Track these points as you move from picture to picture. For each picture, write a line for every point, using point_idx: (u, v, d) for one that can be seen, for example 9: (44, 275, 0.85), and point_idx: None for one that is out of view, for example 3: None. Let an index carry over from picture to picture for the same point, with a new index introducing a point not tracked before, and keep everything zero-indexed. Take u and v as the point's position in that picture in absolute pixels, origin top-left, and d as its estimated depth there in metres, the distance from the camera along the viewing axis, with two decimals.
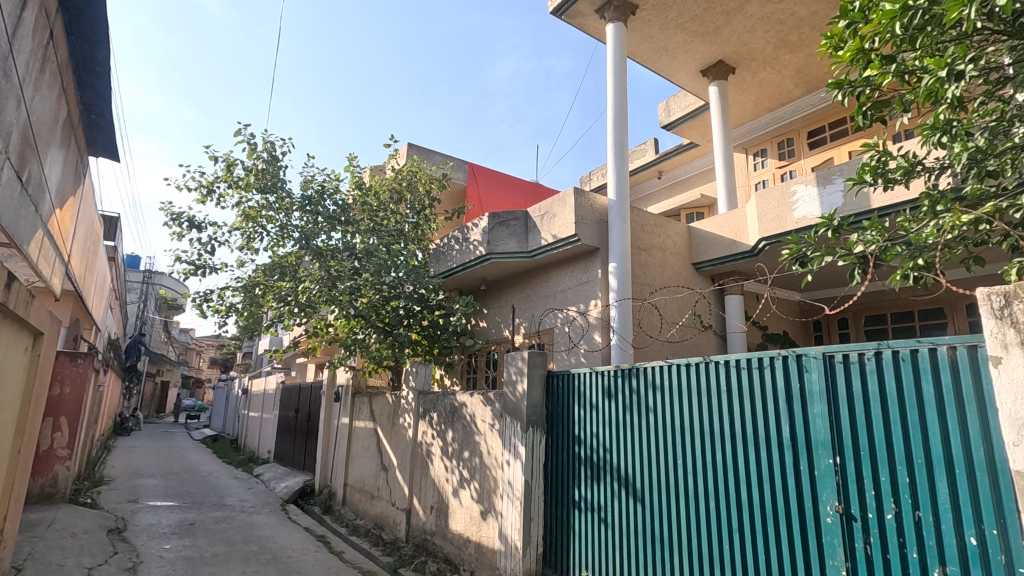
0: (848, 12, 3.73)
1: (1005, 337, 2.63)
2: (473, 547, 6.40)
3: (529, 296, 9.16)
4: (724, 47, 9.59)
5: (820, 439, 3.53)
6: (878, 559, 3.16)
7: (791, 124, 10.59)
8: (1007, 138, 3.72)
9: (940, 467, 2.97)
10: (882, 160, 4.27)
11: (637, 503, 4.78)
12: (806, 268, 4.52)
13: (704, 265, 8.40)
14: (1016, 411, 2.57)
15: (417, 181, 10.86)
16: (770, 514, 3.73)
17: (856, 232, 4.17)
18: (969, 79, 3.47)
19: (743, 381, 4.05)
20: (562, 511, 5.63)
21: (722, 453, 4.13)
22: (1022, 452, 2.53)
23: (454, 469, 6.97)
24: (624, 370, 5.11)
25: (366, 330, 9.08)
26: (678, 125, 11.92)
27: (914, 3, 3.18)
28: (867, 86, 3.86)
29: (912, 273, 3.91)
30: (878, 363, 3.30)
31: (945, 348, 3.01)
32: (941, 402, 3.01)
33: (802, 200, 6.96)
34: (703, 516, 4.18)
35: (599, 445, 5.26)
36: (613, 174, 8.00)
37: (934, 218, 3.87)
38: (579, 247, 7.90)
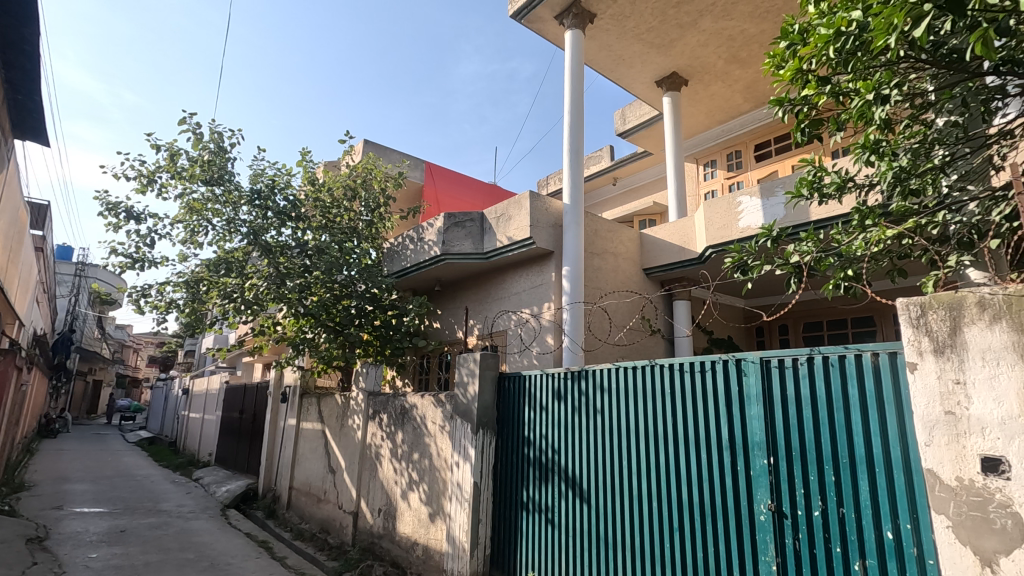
0: (788, 34, 3.92)
1: (920, 345, 2.83)
2: (421, 549, 6.34)
3: (484, 298, 9.16)
4: (678, 59, 9.88)
5: (756, 440, 3.69)
6: (806, 554, 3.32)
7: (738, 136, 11.02)
8: (928, 159, 4.03)
9: (862, 467, 3.16)
10: (818, 175, 4.53)
11: (584, 504, 4.85)
12: (747, 275, 4.73)
13: (655, 271, 8.62)
14: (929, 414, 2.76)
15: (373, 178, 10.67)
16: (709, 512, 3.87)
17: (793, 243, 4.38)
18: (894, 103, 3.74)
19: (687, 384, 4.18)
20: (511, 512, 5.66)
21: (665, 454, 4.25)
22: (933, 451, 2.72)
23: (404, 471, 6.90)
24: (574, 372, 5.19)
25: (316, 330, 8.90)
26: (632, 134, 12.19)
27: (846, 29, 3.38)
28: (805, 104, 4.07)
29: (843, 284, 4.13)
30: (809, 368, 3.47)
31: (869, 355, 3.20)
32: (864, 405, 3.20)
33: (747, 210, 7.25)
34: (646, 516, 4.30)
35: (548, 446, 5.32)
36: (568, 179, 8.10)
37: (863, 232, 4.10)
38: (533, 250, 7.97)
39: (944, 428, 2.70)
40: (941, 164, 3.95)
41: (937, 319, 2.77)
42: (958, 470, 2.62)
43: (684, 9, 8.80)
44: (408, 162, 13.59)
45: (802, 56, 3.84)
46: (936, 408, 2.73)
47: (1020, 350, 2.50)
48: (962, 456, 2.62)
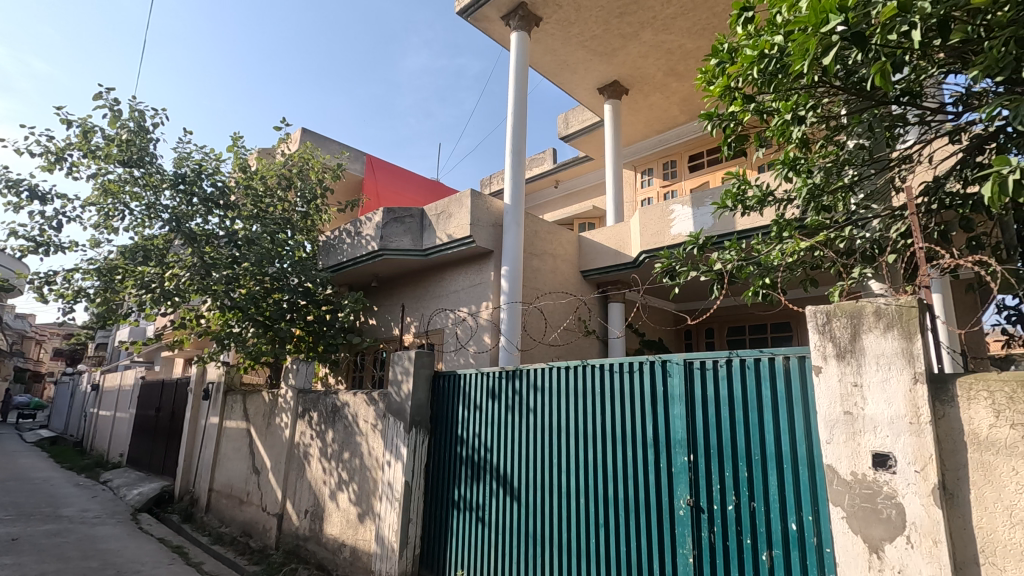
0: (718, 52, 4.13)
1: (825, 349, 3.06)
2: (348, 551, 6.20)
3: (422, 295, 9.07)
4: (619, 68, 10.15)
5: (678, 438, 3.86)
6: (719, 546, 3.51)
7: (674, 147, 11.47)
8: (839, 178, 4.35)
9: (772, 463, 3.37)
10: (741, 188, 4.81)
11: (514, 502, 4.90)
12: (675, 281, 4.94)
13: (591, 273, 8.83)
14: (831, 413, 2.98)
15: (309, 169, 10.31)
16: (633, 507, 4.01)
17: (718, 251, 4.62)
18: (810, 123, 4.01)
19: (616, 384, 4.31)
20: (441, 511, 5.64)
21: (594, 452, 4.36)
22: (833, 448, 2.94)
23: (332, 471, 6.72)
24: (509, 372, 5.22)
25: (243, 324, 8.53)
26: (574, 138, 12.42)
27: (769, 52, 3.58)
28: (732, 120, 4.30)
29: (761, 291, 4.38)
30: (728, 370, 3.66)
31: (781, 358, 3.42)
32: (775, 405, 3.41)
33: (678, 218, 7.56)
34: (574, 512, 4.40)
35: (481, 445, 5.34)
36: (510, 179, 8.14)
37: (780, 243, 4.39)
38: (473, 249, 7.96)
39: (843, 427, 2.92)
40: (850, 183, 4.27)
41: (840, 326, 3.01)
42: (854, 465, 2.85)
43: (627, 20, 9.05)
44: (347, 154, 13.23)
45: (729, 73, 4.07)
46: (837, 407, 2.95)
47: (908, 356, 2.75)
48: (857, 453, 2.85)
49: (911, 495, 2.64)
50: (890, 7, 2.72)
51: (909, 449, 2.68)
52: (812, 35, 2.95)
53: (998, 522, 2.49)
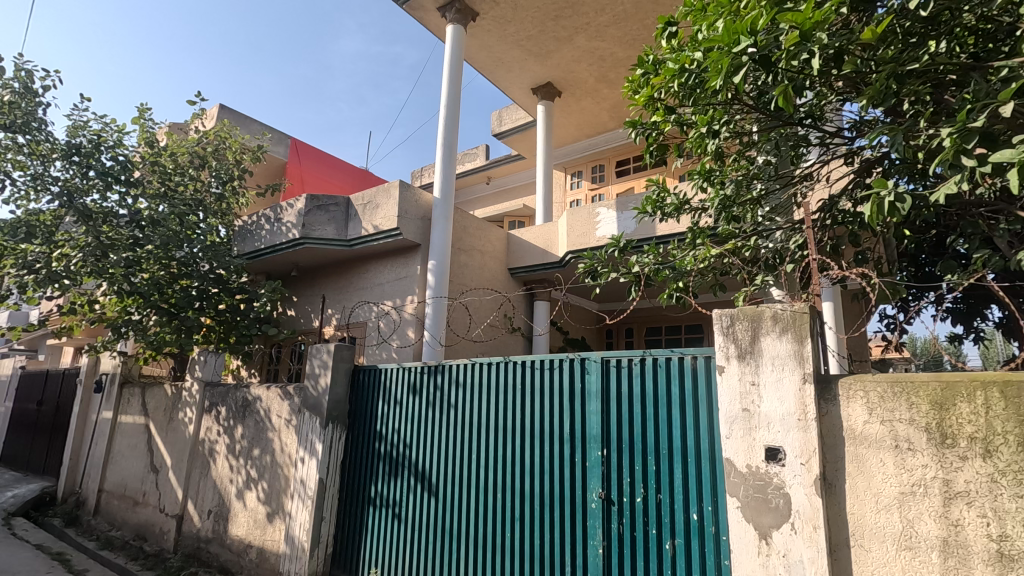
0: (644, 63, 4.29)
1: (728, 350, 3.26)
2: (254, 552, 5.91)
3: (345, 286, 8.79)
4: (553, 70, 10.29)
5: (593, 434, 3.98)
6: (627, 536, 3.66)
7: (603, 152, 11.81)
8: (748, 191, 4.67)
9: (678, 457, 3.55)
10: (660, 196, 5.05)
11: (432, 498, 4.87)
12: (596, 281, 5.10)
13: (518, 271, 8.92)
14: (731, 410, 3.18)
15: (226, 148, 9.68)
16: (548, 501, 4.10)
17: (637, 254, 4.82)
18: (723, 138, 4.27)
19: (536, 380, 4.38)
20: (356, 509, 5.50)
21: (512, 448, 4.42)
22: (733, 442, 3.14)
23: (240, 469, 6.37)
24: (431, 367, 5.16)
25: (144, 311, 7.90)
26: (507, 136, 12.46)
27: (689, 67, 3.77)
28: (654, 129, 4.49)
29: (675, 294, 4.61)
30: (641, 368, 3.83)
31: (690, 358, 3.62)
32: (683, 402, 3.60)
33: (604, 221, 7.80)
34: (491, 506, 4.44)
35: (400, 441, 5.25)
36: (440, 172, 8.04)
37: (693, 249, 4.64)
38: (399, 241, 7.81)
39: (741, 422, 3.13)
40: (758, 196, 4.59)
41: (742, 329, 3.22)
42: (749, 458, 3.06)
43: (562, 23, 9.21)
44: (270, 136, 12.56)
45: (653, 84, 4.24)
46: (736, 405, 3.16)
47: (799, 358, 2.99)
48: (752, 447, 3.06)
49: (797, 485, 2.88)
50: (794, 35, 2.95)
51: (797, 444, 2.92)
52: (725, 53, 3.14)
53: (867, 509, 2.77)
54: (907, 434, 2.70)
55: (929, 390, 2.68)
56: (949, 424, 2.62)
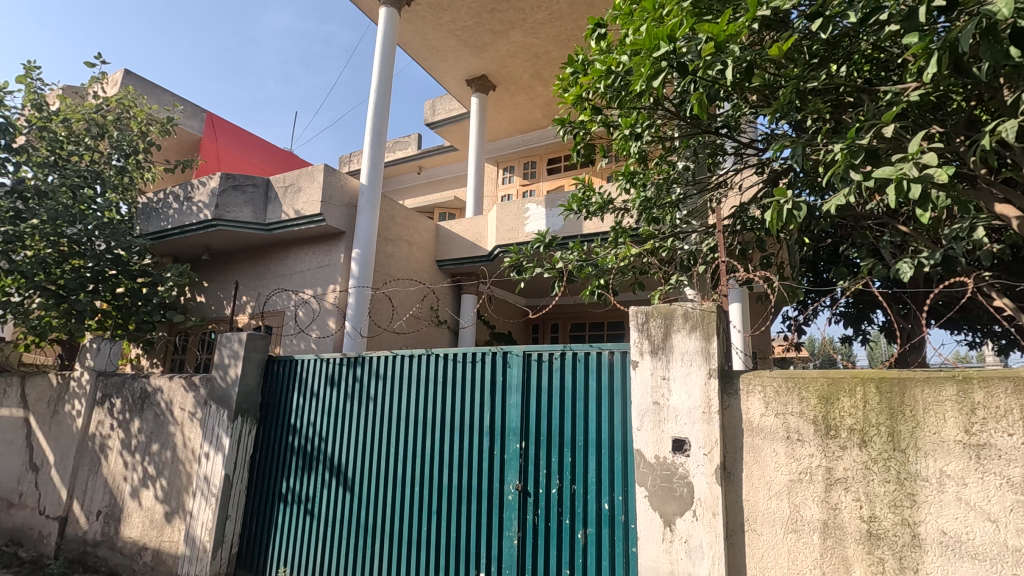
0: (574, 63, 4.37)
1: (642, 346, 3.38)
2: (149, 554, 5.50)
3: (261, 272, 8.35)
4: (488, 63, 10.24)
5: (512, 426, 4.01)
6: (542, 527, 3.73)
7: (536, 149, 11.91)
8: (668, 195, 4.87)
9: (593, 449, 3.65)
10: (586, 194, 5.19)
11: (347, 493, 4.73)
12: (521, 276, 5.15)
13: (447, 263, 8.83)
14: (642, 403, 3.30)
15: (130, 118, 8.86)
16: (465, 493, 4.10)
17: (561, 251, 4.91)
18: (645, 142, 4.43)
19: (458, 373, 4.36)
20: (265, 506, 5.24)
21: (431, 441, 4.37)
22: (643, 434, 3.25)
23: (135, 466, 5.90)
24: (350, 359, 5.00)
25: (27, 292, 7.12)
26: (440, 126, 12.29)
27: (615, 69, 3.88)
28: (581, 129, 4.59)
29: (597, 291, 4.73)
30: (561, 362, 3.89)
31: (607, 353, 3.72)
32: (599, 395, 3.70)
33: (532, 217, 7.87)
34: (408, 500, 4.37)
35: (315, 434, 5.06)
36: (368, 158, 7.78)
37: (615, 248, 4.79)
38: (322, 228, 7.50)
39: (651, 415, 3.26)
40: (676, 200, 4.81)
41: (655, 326, 3.35)
42: (657, 449, 3.19)
43: (498, 17, 9.18)
44: (182, 107, 11.67)
45: (582, 84, 4.32)
46: (647, 398, 3.28)
47: (705, 354, 3.16)
48: (661, 438, 3.20)
49: (699, 474, 3.04)
50: (710, 45, 3.10)
51: (701, 436, 3.08)
52: (646, 57, 3.24)
53: (760, 495, 2.96)
54: (797, 427, 2.93)
55: (817, 385, 2.92)
56: (833, 416, 2.86)
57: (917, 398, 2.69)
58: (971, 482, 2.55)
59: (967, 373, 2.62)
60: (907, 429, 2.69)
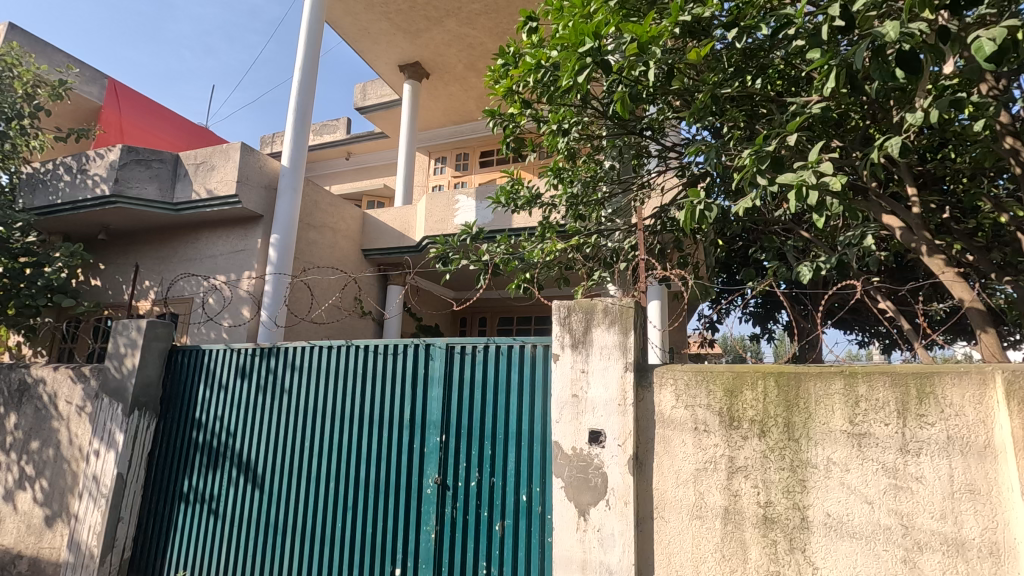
0: (505, 54, 4.36)
1: (563, 339, 3.41)
2: (25, 563, 4.97)
3: (167, 256, 7.74)
4: (422, 51, 10.02)
5: (433, 419, 3.94)
6: (460, 520, 3.70)
7: (468, 141, 11.82)
8: (594, 192, 4.97)
9: (513, 441, 3.66)
10: (515, 188, 5.20)
11: (255, 491, 4.47)
12: (447, 268, 5.09)
13: (373, 253, 8.58)
14: (561, 395, 3.33)
15: (14, 78, 7.89)
16: (383, 487, 4.00)
17: (488, 244, 4.90)
18: (573, 138, 4.50)
19: (379, 365, 4.23)
20: (163, 507, 4.86)
21: (348, 436, 4.22)
22: (562, 426, 3.29)
23: (11, 465, 5.31)
24: (263, 349, 4.73)
25: None
26: (370, 111, 11.90)
27: (545, 63, 3.92)
28: (511, 121, 4.59)
29: (523, 285, 4.76)
30: (485, 355, 3.87)
31: (530, 346, 3.74)
32: (520, 387, 3.72)
33: (462, 209, 7.81)
34: (322, 496, 4.20)
35: (222, 429, 4.75)
36: (290, 139, 7.38)
37: (541, 243, 4.83)
38: (237, 210, 7.06)
39: (570, 408, 3.30)
40: (602, 198, 4.91)
41: (577, 320, 3.40)
42: (575, 441, 3.24)
43: (432, 3, 9.00)
44: (79, 71, 10.59)
45: (513, 76, 4.30)
46: (566, 390, 3.32)
47: (622, 348, 3.25)
48: (578, 430, 3.25)
49: (613, 465, 3.13)
50: (633, 46, 3.19)
51: (616, 427, 3.17)
52: (572, 52, 3.29)
53: (669, 484, 3.09)
54: (704, 418, 3.07)
55: (724, 378, 3.07)
56: (736, 408, 3.03)
57: (810, 391, 2.90)
58: (853, 468, 2.78)
59: (853, 368, 2.85)
60: (801, 420, 2.89)
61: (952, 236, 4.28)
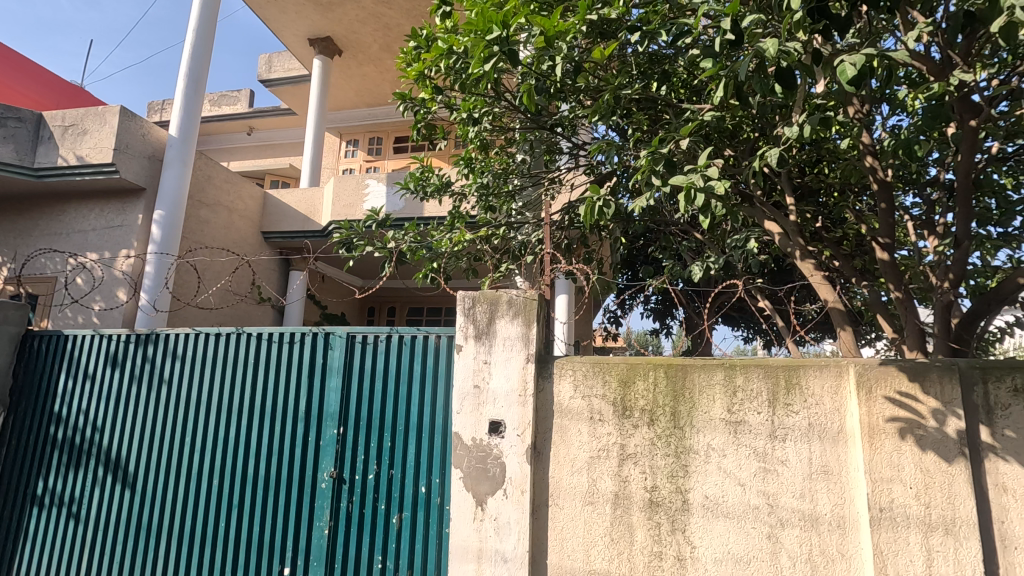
0: (417, 37, 4.25)
1: (467, 330, 3.37)
2: None
3: (26, 229, 6.82)
4: (334, 26, 9.54)
5: (330, 411, 3.78)
6: (356, 514, 3.58)
7: (382, 125, 11.45)
8: (505, 184, 4.99)
9: (414, 433, 3.59)
10: (424, 175, 5.10)
11: (125, 491, 4.06)
12: (351, 254, 4.90)
13: (274, 236, 8.08)
14: (463, 387, 3.31)
15: None
16: (273, 483, 3.78)
17: (395, 231, 4.78)
18: (484, 128, 4.48)
19: (273, 354, 3.99)
20: (10, 512, 4.28)
21: (235, 430, 3.94)
22: (463, 417, 3.26)
23: None
24: (138, 336, 4.29)
25: None
26: (276, 85, 11.17)
27: (457, 49, 3.88)
28: (422, 106, 4.49)
29: (430, 275, 4.67)
30: (387, 345, 3.77)
31: (434, 337, 3.69)
32: (422, 378, 3.65)
33: (372, 194, 7.57)
34: (203, 494, 3.90)
35: (87, 423, 4.26)
36: (181, 107, 6.73)
37: (450, 232, 4.79)
38: (114, 181, 6.36)
39: (471, 398, 3.28)
40: (511, 191, 4.94)
41: (481, 311, 3.38)
42: (475, 431, 3.24)
43: None
44: None
45: (425, 60, 4.20)
46: (468, 382, 3.30)
47: (525, 340, 3.29)
48: (479, 420, 3.25)
49: (512, 455, 3.16)
50: (540, 38, 3.23)
51: (516, 417, 3.21)
52: (480, 38, 3.26)
53: (564, 471, 3.17)
54: (599, 408, 3.18)
55: (618, 369, 3.20)
56: (629, 398, 3.17)
57: (694, 381, 3.10)
58: (729, 453, 3.00)
59: (732, 360, 3.08)
60: (686, 409, 3.08)
61: (822, 243, 4.73)
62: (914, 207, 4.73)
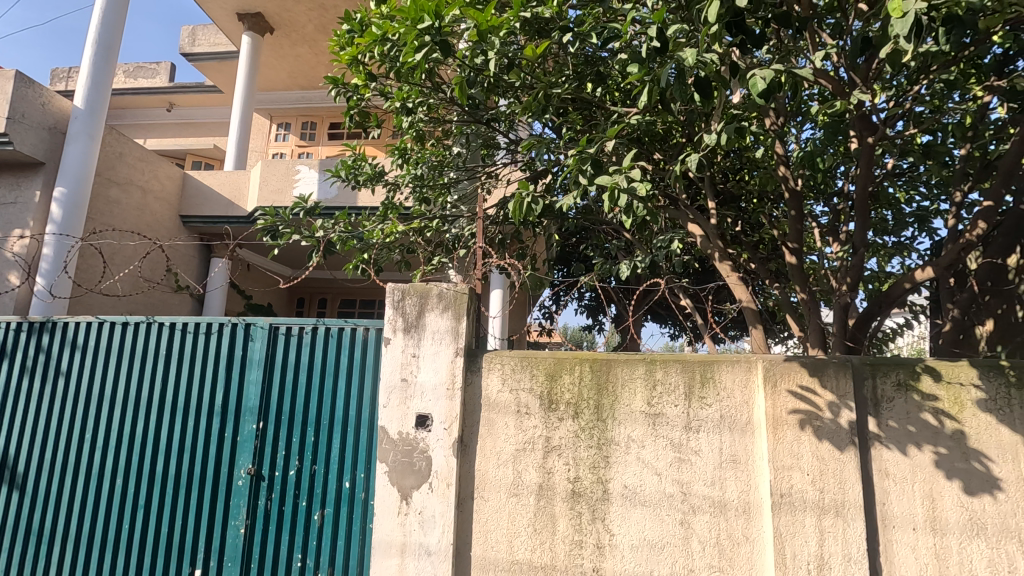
0: (350, 20, 4.12)
1: (395, 323, 3.33)
2: None
3: None
4: (265, 2, 9.07)
5: (249, 405, 3.62)
6: (274, 512, 3.45)
7: (316, 109, 11.03)
8: (440, 176, 4.95)
9: (338, 427, 3.50)
10: (356, 163, 4.96)
11: (14, 493, 3.72)
12: (276, 242, 4.69)
13: (194, 220, 7.61)
14: (390, 380, 3.26)
15: None
16: (184, 481, 3.57)
17: (324, 220, 4.62)
18: (419, 119, 4.41)
19: (188, 345, 3.76)
20: None
21: (143, 426, 3.69)
22: (389, 411, 3.22)
23: None
24: (32, 325, 3.93)
25: None
26: (199, 60, 10.50)
27: (390, 37, 3.81)
28: (355, 92, 4.35)
29: (360, 266, 4.55)
30: (313, 337, 3.65)
31: (362, 329, 3.61)
32: (349, 371, 3.56)
33: (302, 180, 7.28)
34: (104, 495, 3.63)
35: None
36: (88, 77, 6.19)
37: (382, 223, 4.70)
38: (7, 154, 5.77)
39: (398, 391, 3.25)
40: (446, 183, 4.92)
41: (410, 304, 3.34)
42: (401, 425, 3.20)
43: None
44: None
45: (358, 45, 4.08)
46: (395, 374, 3.26)
47: (454, 333, 3.28)
48: (405, 414, 3.22)
49: (438, 448, 3.16)
50: (474, 32, 3.32)
51: (443, 411, 3.20)
52: (412, 27, 3.24)
53: (490, 464, 3.20)
54: (526, 402, 3.23)
55: (545, 364, 3.27)
56: (555, 392, 3.24)
57: (618, 375, 3.21)
58: (647, 444, 3.14)
59: (653, 356, 3.22)
60: (609, 402, 3.19)
61: (740, 246, 5.01)
62: (822, 215, 5.09)
